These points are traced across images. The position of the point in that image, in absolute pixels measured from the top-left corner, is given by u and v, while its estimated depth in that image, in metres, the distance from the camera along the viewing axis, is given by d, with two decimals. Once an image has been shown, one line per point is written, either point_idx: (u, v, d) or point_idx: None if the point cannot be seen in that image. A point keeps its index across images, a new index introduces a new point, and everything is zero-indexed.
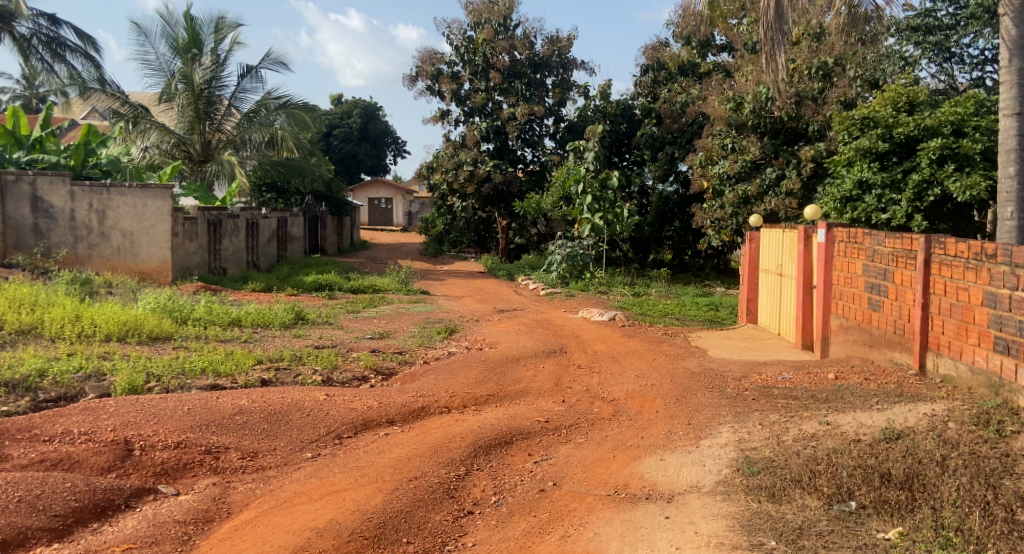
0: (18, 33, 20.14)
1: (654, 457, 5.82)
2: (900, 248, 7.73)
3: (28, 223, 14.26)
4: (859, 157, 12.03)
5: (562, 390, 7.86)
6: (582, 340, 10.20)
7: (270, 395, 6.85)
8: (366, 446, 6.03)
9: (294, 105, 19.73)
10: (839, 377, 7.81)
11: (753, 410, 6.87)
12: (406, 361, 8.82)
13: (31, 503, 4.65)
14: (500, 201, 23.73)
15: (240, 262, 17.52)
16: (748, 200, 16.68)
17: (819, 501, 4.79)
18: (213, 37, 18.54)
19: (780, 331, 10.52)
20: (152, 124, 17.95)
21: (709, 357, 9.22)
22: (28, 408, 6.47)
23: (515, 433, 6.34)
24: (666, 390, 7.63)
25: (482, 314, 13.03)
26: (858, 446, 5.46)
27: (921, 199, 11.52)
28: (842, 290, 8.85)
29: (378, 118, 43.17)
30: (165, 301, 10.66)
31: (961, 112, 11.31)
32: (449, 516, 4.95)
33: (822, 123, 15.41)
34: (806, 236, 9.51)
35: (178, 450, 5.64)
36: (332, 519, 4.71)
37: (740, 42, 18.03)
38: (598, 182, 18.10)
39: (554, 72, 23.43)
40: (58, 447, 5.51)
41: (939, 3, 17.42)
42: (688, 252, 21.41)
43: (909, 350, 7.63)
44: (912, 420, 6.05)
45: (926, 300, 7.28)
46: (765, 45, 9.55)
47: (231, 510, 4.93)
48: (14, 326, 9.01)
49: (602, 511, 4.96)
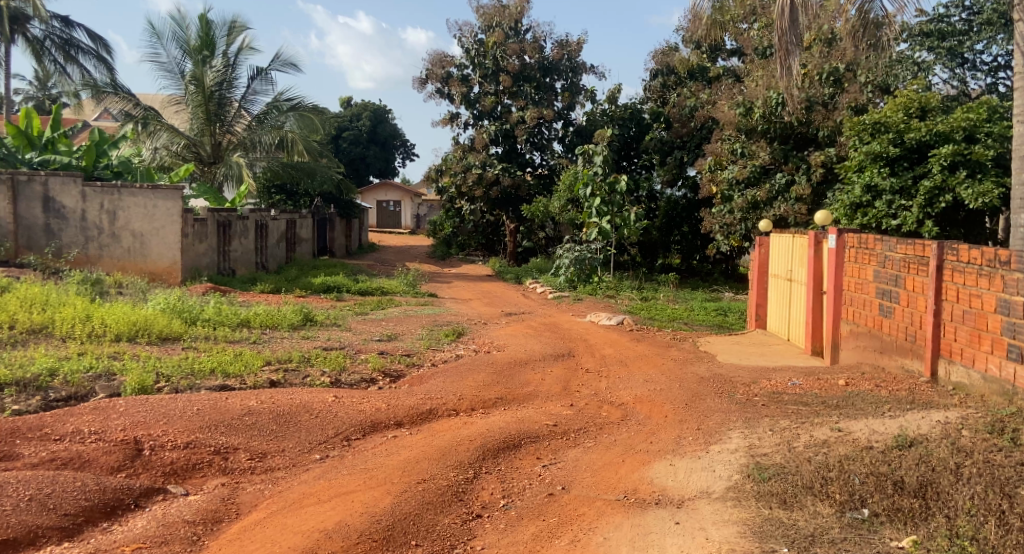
0: (31, 35, 20.30)
1: (664, 462, 5.80)
2: (912, 254, 7.70)
3: (39, 222, 14.30)
4: (870, 162, 11.98)
5: (571, 394, 7.85)
6: (590, 344, 10.18)
7: (279, 396, 6.87)
8: (374, 448, 6.03)
9: (304, 107, 19.86)
10: (850, 384, 7.78)
11: (763, 416, 6.83)
12: (415, 364, 8.82)
13: (41, 502, 4.66)
14: (508, 204, 24.13)
15: (249, 263, 17.57)
16: (757, 205, 16.61)
17: (831, 508, 4.75)
18: (224, 40, 18.66)
19: (789, 337, 10.48)
20: (162, 125, 18.32)
21: (718, 363, 9.18)
22: (38, 407, 6.48)
23: (524, 436, 6.33)
24: (675, 395, 7.59)
25: (489, 317, 13.02)
26: (870, 453, 5.41)
27: (932, 205, 11.49)
28: (852, 296, 8.81)
29: (388, 121, 43.31)
30: (175, 302, 10.71)
31: (974, 118, 11.21)
32: (458, 520, 4.93)
33: (832, 129, 15.47)
34: (817, 241, 9.49)
35: (188, 450, 5.64)
36: (341, 521, 4.70)
37: (752, 47, 18.00)
38: (607, 186, 18.07)
39: (563, 76, 23.44)
40: (69, 446, 5.52)
41: (952, 9, 17.37)
42: (697, 256, 21.36)
43: (921, 357, 7.59)
44: (926, 428, 6.01)
45: (938, 307, 7.24)
46: (780, 54, 9.59)
47: (240, 511, 4.93)
48: (25, 326, 9.04)
49: (611, 515, 4.94)
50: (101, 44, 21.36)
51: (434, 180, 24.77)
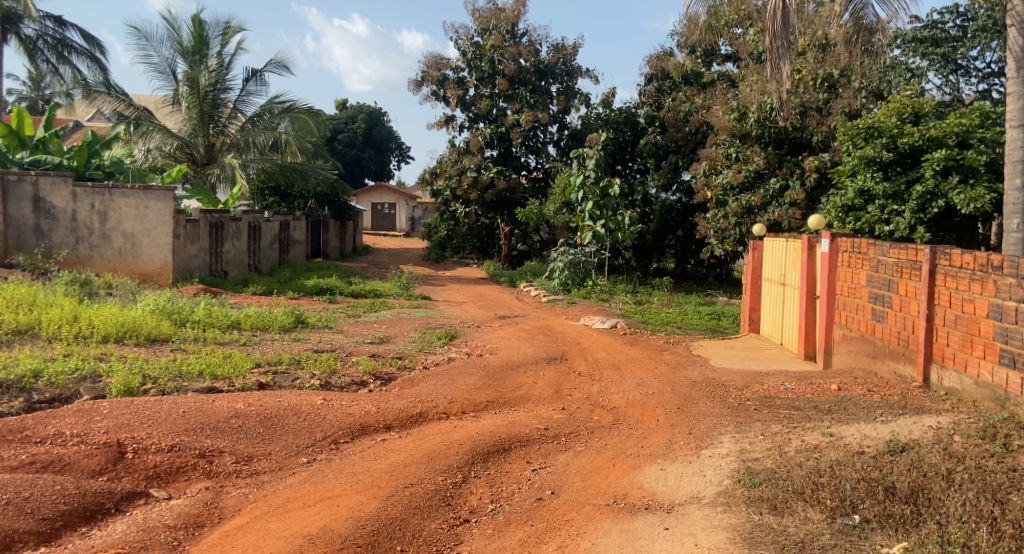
0: (24, 35, 20.20)
1: (654, 467, 5.74)
2: (904, 259, 7.67)
3: (29, 223, 14.17)
4: (863, 166, 11.96)
5: (562, 397, 7.79)
6: (583, 348, 10.12)
7: (267, 398, 6.79)
8: (361, 451, 5.96)
9: (298, 110, 19.80)
10: (842, 388, 7.74)
11: (755, 420, 6.79)
12: (406, 367, 8.74)
13: (19, 506, 4.57)
14: (503, 207, 23.95)
15: (242, 265, 17.48)
16: (752, 210, 16.66)
17: (822, 513, 4.69)
18: (219, 40, 18.61)
19: (783, 341, 10.44)
20: (154, 127, 17.88)
21: (710, 367, 9.13)
22: (21, 409, 6.41)
23: (514, 440, 6.28)
24: (667, 399, 7.53)
25: (482, 320, 12.97)
26: (862, 459, 5.36)
27: (924, 210, 11.43)
28: (845, 300, 8.77)
29: (382, 124, 43.19)
30: (165, 303, 10.63)
31: (966, 124, 11.23)
32: (444, 525, 4.87)
33: (826, 134, 15.50)
34: (810, 245, 9.45)
35: (171, 453, 5.56)
36: (325, 526, 4.63)
37: (746, 51, 17.95)
38: (600, 189, 18.00)
39: (558, 79, 23.36)
40: (49, 449, 5.43)
41: (946, 15, 17.38)
42: (691, 261, 21.14)
43: (913, 363, 7.55)
44: (918, 433, 5.96)
45: (930, 311, 7.20)
46: (771, 55, 9.53)
47: (223, 516, 4.86)
48: (11, 326, 8.95)
49: (600, 521, 4.87)
50: (95, 45, 21.26)
51: (429, 183, 24.72)
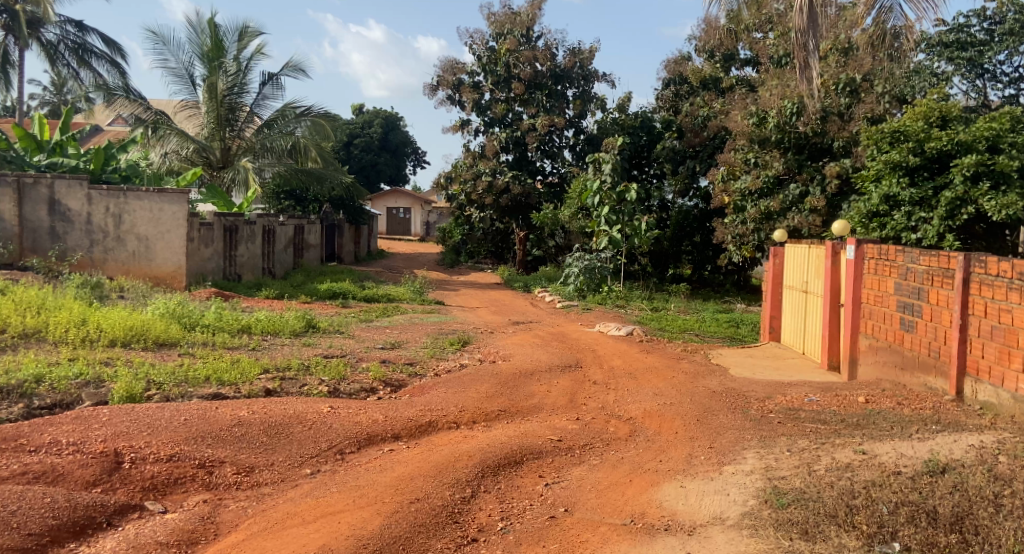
0: (45, 40, 20.30)
1: (673, 484, 5.46)
2: (936, 267, 7.34)
3: (45, 226, 14.08)
4: (888, 171, 11.59)
5: (577, 407, 7.52)
6: (598, 356, 9.82)
7: (272, 406, 6.57)
8: (367, 463, 5.72)
9: (315, 113, 19.65)
10: (870, 400, 7.43)
11: (780, 434, 6.49)
12: (417, 374, 8.49)
13: (4, 520, 4.35)
14: (518, 212, 23.57)
15: (256, 269, 17.28)
16: (770, 216, 16.27)
17: (858, 540, 4.36)
18: (236, 44, 18.47)
19: (804, 350, 10.13)
20: (172, 131, 17.73)
21: (731, 376, 8.82)
22: (20, 415, 6.23)
23: (526, 452, 6.02)
24: (686, 410, 7.26)
25: (496, 326, 12.71)
26: (899, 480, 5.07)
27: (953, 217, 11.08)
28: (871, 308, 8.42)
29: (399, 129, 43.11)
30: (175, 306, 10.42)
31: (997, 128, 10.82)
32: (451, 544, 4.60)
33: (847, 140, 15.16)
34: (835, 252, 9.11)
35: (170, 463, 5.33)
36: (324, 546, 4.39)
37: (767, 55, 17.60)
38: (616, 194, 17.69)
39: (575, 84, 22.96)
40: (44, 458, 5.22)
41: (972, 19, 16.98)
42: (708, 267, 21.01)
43: (945, 375, 7.21)
44: (958, 452, 5.65)
45: (964, 321, 6.88)
46: (798, 53, 9.18)
47: (219, 532, 4.63)
48: (17, 330, 8.79)
49: (617, 543, 4.59)
50: (115, 50, 21.25)
51: (444, 188, 24.53)
